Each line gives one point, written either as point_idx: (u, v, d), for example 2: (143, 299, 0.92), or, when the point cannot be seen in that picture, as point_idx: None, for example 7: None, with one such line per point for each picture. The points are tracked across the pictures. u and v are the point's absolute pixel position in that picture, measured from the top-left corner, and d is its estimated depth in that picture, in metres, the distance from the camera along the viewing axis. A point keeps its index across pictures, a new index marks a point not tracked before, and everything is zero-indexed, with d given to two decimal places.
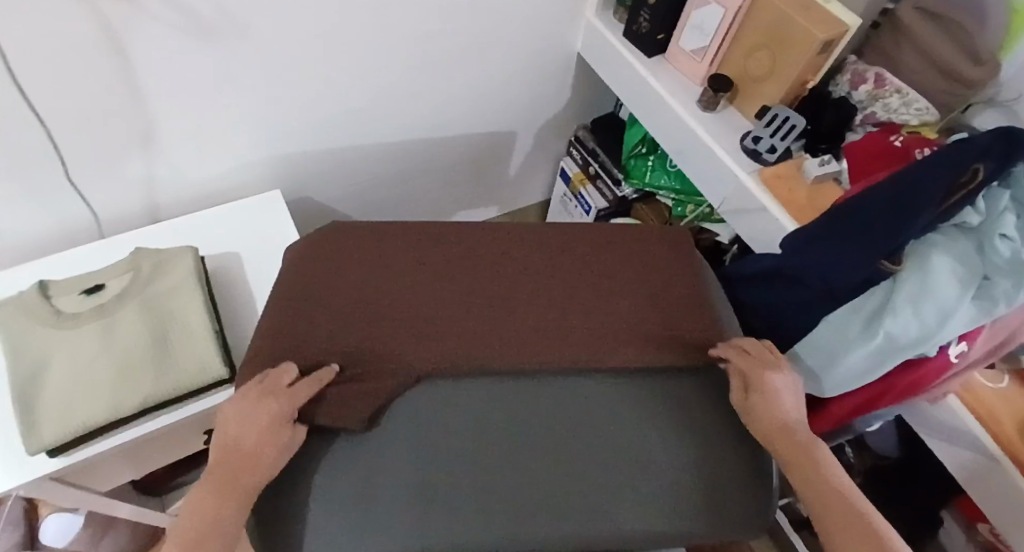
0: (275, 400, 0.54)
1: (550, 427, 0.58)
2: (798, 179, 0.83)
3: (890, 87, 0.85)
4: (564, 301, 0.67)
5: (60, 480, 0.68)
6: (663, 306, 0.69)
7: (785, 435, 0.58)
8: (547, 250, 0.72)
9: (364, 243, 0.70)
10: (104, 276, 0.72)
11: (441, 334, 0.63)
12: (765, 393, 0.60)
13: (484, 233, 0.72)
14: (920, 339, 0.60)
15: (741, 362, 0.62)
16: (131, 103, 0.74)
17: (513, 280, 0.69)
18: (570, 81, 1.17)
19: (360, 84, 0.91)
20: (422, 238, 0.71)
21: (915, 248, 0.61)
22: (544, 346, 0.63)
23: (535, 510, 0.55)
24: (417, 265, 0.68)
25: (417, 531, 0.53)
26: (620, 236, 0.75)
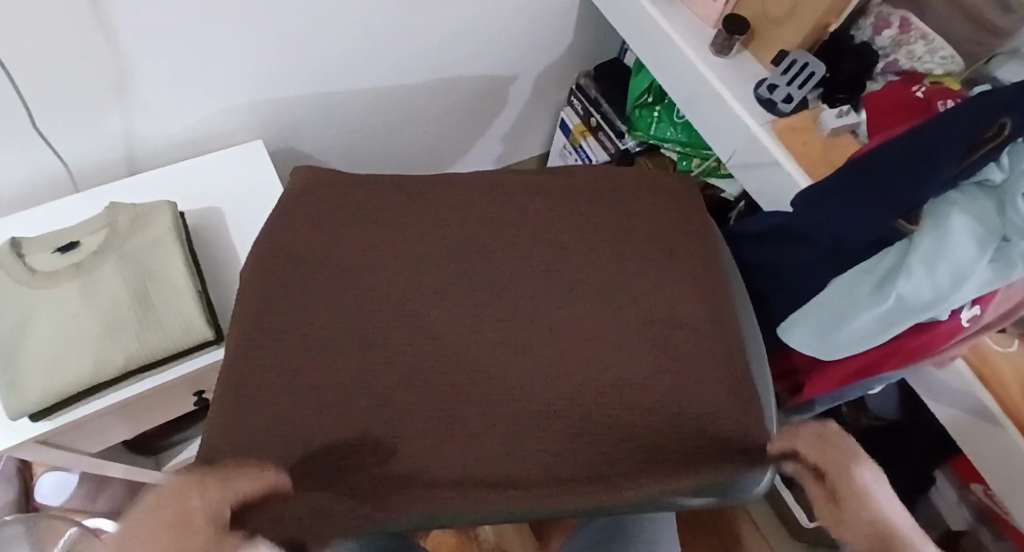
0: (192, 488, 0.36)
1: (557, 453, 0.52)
2: (813, 132, 0.79)
3: (915, 33, 0.79)
4: (549, 267, 0.65)
5: (49, 443, 0.68)
6: (655, 266, 0.66)
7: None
8: (537, 206, 0.68)
9: (338, 263, 0.62)
10: (79, 232, 0.69)
11: (427, 308, 0.61)
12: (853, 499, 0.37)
13: (478, 255, 0.65)
14: (935, 300, 0.57)
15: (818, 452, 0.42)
16: (101, 49, 0.69)
17: (496, 245, 0.65)
18: (573, 22, 1.10)
19: (351, 25, 0.85)
20: (409, 270, 0.63)
21: (934, 206, 0.57)
22: (555, 415, 0.55)
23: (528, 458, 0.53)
24: (400, 265, 0.63)
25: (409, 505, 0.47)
26: (615, 188, 0.72)
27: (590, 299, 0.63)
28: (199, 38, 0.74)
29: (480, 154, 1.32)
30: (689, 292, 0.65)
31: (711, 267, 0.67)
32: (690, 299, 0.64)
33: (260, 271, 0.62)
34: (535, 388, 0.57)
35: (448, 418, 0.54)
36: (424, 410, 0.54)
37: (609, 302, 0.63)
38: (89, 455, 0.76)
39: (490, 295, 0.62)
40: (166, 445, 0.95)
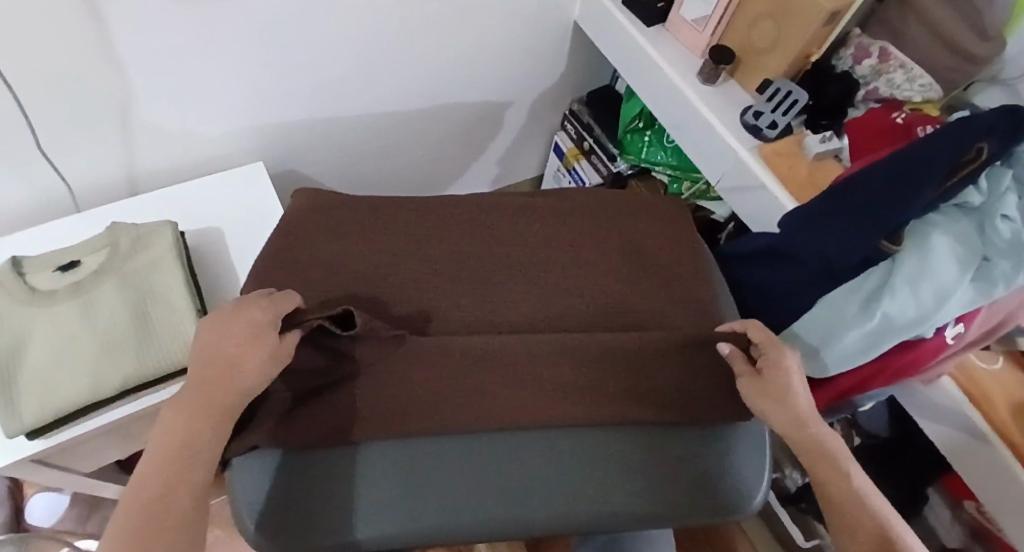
0: (253, 313, 0.52)
1: (553, 459, 0.55)
2: (799, 156, 0.81)
3: (894, 62, 0.82)
4: (542, 277, 0.66)
5: (42, 463, 0.67)
6: (643, 279, 0.68)
7: (801, 427, 0.55)
8: (534, 220, 0.71)
9: (341, 272, 0.64)
10: (80, 252, 0.69)
11: (437, 312, 0.62)
12: (782, 369, 0.57)
13: (480, 261, 0.67)
14: (920, 318, 0.59)
15: (757, 332, 0.60)
16: (104, 73, 0.70)
17: (489, 260, 0.67)
18: (566, 51, 1.13)
19: (351, 50, 0.88)
20: (415, 278, 0.64)
21: (916, 228, 0.59)
22: (560, 401, 0.56)
23: (523, 430, 0.56)
24: (410, 271, 0.65)
25: (398, 507, 0.52)
26: (605, 208, 0.73)
27: (582, 302, 0.65)
28: (202, 62, 0.76)
29: (476, 177, 1.34)
30: (677, 307, 0.67)
31: (704, 282, 0.70)
32: (684, 306, 0.67)
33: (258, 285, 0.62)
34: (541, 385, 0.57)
35: (464, 411, 0.55)
36: (443, 398, 0.55)
37: (599, 306, 0.65)
38: (81, 475, 0.75)
39: (486, 300, 0.64)
40: None
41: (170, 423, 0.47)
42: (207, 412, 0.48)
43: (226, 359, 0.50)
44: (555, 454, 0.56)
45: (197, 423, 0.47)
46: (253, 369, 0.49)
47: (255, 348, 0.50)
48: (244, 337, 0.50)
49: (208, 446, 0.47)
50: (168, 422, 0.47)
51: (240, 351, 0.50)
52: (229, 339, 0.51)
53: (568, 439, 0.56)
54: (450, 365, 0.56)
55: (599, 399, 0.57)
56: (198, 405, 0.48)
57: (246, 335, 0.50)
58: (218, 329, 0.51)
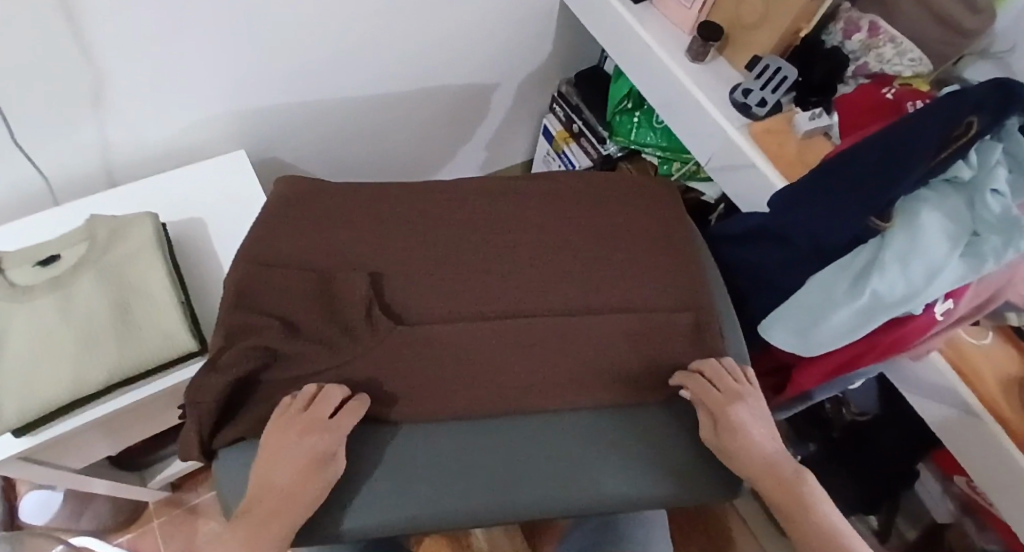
0: (317, 436, 0.51)
1: (540, 442, 0.56)
2: (788, 135, 0.81)
3: (884, 36, 0.80)
4: (528, 259, 0.65)
5: (31, 460, 0.67)
6: (629, 258, 0.67)
7: (768, 471, 0.54)
8: (524, 199, 0.70)
9: (328, 253, 0.63)
10: (59, 246, 0.69)
11: (424, 291, 0.62)
12: (735, 431, 0.55)
13: (470, 241, 0.66)
14: (908, 296, 0.57)
15: (703, 393, 0.57)
16: (75, 61, 0.68)
17: (474, 241, 0.66)
18: (554, 29, 1.11)
19: (334, 32, 0.86)
20: (403, 258, 0.64)
21: (906, 204, 0.59)
22: (541, 385, 0.57)
23: (507, 415, 0.57)
24: (397, 252, 0.64)
25: (387, 501, 0.52)
26: (589, 190, 0.72)
27: (568, 284, 0.64)
28: (176, 49, 0.75)
29: (465, 161, 1.33)
30: (668, 288, 0.66)
31: (691, 261, 0.69)
32: (675, 286, 0.66)
33: (235, 264, 0.62)
34: (524, 368, 0.57)
35: (447, 397, 0.56)
36: (428, 383, 0.56)
37: (585, 287, 0.64)
38: (71, 471, 0.75)
39: (473, 279, 0.63)
40: (149, 460, 0.95)
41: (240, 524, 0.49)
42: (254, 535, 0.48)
43: (288, 487, 0.49)
44: (542, 441, 0.56)
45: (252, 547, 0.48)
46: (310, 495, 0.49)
47: (319, 478, 0.50)
48: (308, 462, 0.50)
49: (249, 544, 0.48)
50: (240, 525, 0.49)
51: (297, 484, 0.49)
52: (292, 464, 0.50)
53: (553, 422, 0.57)
54: (435, 352, 0.57)
55: (583, 385, 0.58)
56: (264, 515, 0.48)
57: (308, 460, 0.50)
58: (286, 446, 0.51)
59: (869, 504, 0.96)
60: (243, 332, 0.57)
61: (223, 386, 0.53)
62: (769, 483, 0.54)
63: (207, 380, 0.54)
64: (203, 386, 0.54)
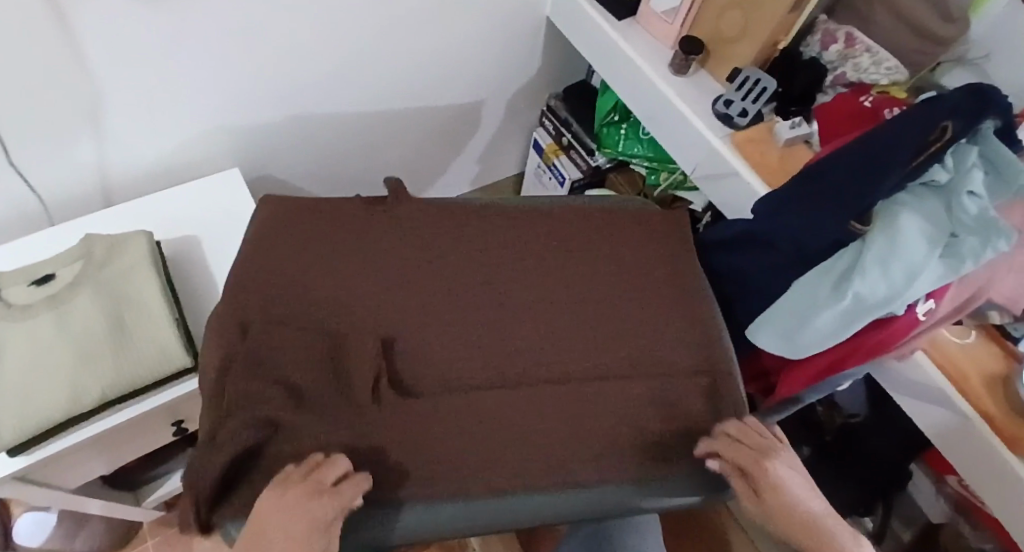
0: (318, 508, 0.46)
1: (546, 478, 0.54)
2: (770, 143, 0.82)
3: (860, 46, 0.84)
4: (534, 307, 0.64)
5: (25, 480, 0.67)
6: (641, 312, 0.66)
7: (816, 535, 0.53)
8: (525, 235, 0.69)
9: (325, 303, 0.61)
10: (55, 265, 0.69)
11: (428, 345, 0.60)
12: (776, 492, 0.53)
13: (475, 288, 0.65)
14: (889, 297, 0.58)
15: (738, 454, 0.55)
16: (72, 81, 0.70)
17: (477, 294, 0.64)
18: (540, 46, 1.14)
19: (326, 50, 0.88)
20: (404, 305, 0.62)
21: (884, 207, 0.60)
22: (557, 450, 0.55)
23: (518, 492, 0.53)
24: (397, 301, 0.62)
25: (382, 521, 0.51)
26: (595, 232, 0.71)
27: (579, 342, 0.63)
28: (167, 70, 0.76)
29: (457, 175, 1.35)
30: (676, 335, 0.65)
31: (679, 271, 0.70)
32: (667, 304, 0.67)
33: (223, 324, 0.58)
34: (539, 431, 0.56)
35: (460, 454, 0.54)
36: (442, 451, 0.53)
37: (598, 346, 0.63)
38: (65, 491, 0.75)
39: (478, 329, 0.62)
40: (144, 480, 0.95)
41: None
42: None
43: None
44: (557, 498, 0.54)
45: None
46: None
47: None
48: (302, 536, 0.46)
49: None
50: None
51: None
52: (286, 537, 0.46)
53: (570, 486, 0.54)
54: (442, 424, 0.55)
55: (596, 456, 0.56)
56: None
57: (303, 535, 0.46)
58: (280, 513, 0.46)
59: (863, 506, 0.97)
60: (243, 401, 0.53)
61: (219, 467, 0.49)
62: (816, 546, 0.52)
63: (203, 461, 0.50)
64: (200, 464, 0.50)
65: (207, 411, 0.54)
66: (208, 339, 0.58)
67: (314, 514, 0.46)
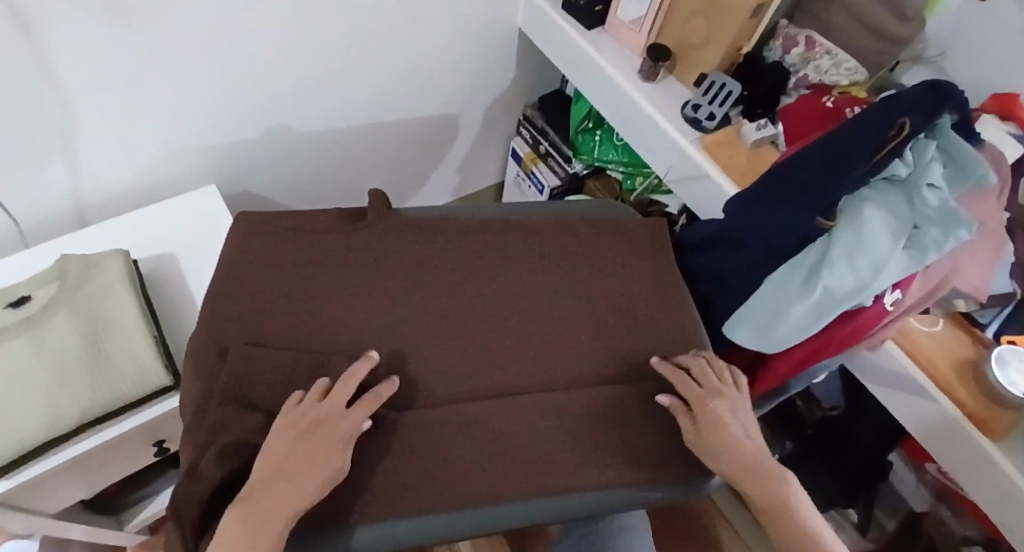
0: (330, 425, 0.51)
1: (534, 484, 0.55)
2: (738, 145, 0.85)
3: (820, 49, 0.86)
4: (516, 317, 0.65)
5: (6, 505, 0.66)
6: (622, 323, 0.67)
7: (747, 466, 0.56)
8: (503, 245, 0.69)
9: (303, 321, 0.61)
10: (30, 286, 0.69)
11: (410, 360, 0.60)
12: (715, 425, 0.57)
13: (455, 300, 0.65)
14: (858, 288, 0.60)
15: (686, 386, 0.59)
16: (45, 102, 0.70)
17: (460, 306, 0.64)
18: (513, 57, 1.15)
19: (301, 66, 0.89)
20: (383, 321, 0.62)
21: (848, 203, 0.62)
22: (545, 461, 0.56)
23: (505, 502, 0.54)
24: (377, 316, 0.62)
25: (373, 533, 0.51)
26: (575, 244, 0.72)
27: (562, 353, 0.63)
28: (141, 89, 0.76)
29: (437, 186, 1.36)
30: (656, 343, 0.66)
31: (655, 272, 0.71)
32: (645, 308, 0.68)
33: (202, 352, 0.57)
34: (528, 439, 0.57)
35: (448, 463, 0.54)
36: (432, 461, 0.54)
37: (582, 357, 0.63)
38: (47, 516, 0.74)
39: (459, 342, 0.62)
40: (127, 503, 0.94)
41: (218, 540, 0.46)
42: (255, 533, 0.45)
43: (294, 472, 0.48)
44: (545, 503, 0.55)
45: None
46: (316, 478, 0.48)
47: (326, 466, 0.49)
48: (321, 452, 0.50)
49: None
50: (228, 524, 0.46)
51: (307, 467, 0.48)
52: (303, 456, 0.49)
53: (556, 492, 0.55)
54: (431, 437, 0.55)
55: (586, 466, 0.57)
56: (257, 516, 0.46)
57: (322, 448, 0.50)
58: (295, 439, 0.50)
59: (847, 497, 0.98)
60: (222, 428, 0.52)
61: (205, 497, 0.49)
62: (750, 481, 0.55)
63: (187, 492, 0.50)
64: (188, 493, 0.50)
65: (190, 438, 0.54)
66: (187, 369, 0.58)
67: (333, 427, 0.51)
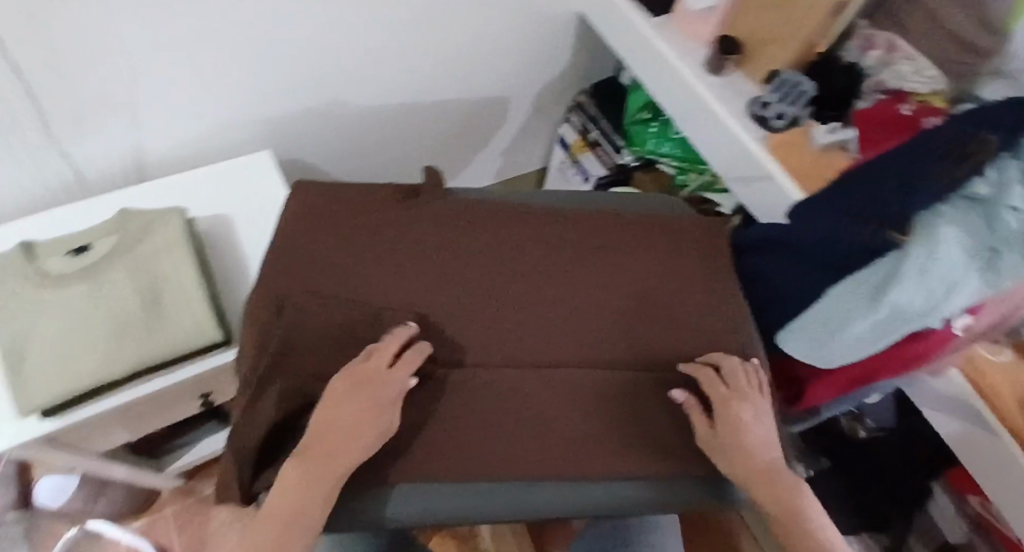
0: (378, 385, 0.52)
1: (562, 470, 0.57)
2: (806, 146, 0.81)
3: (901, 55, 0.83)
4: (567, 303, 0.64)
5: (56, 443, 0.68)
6: (674, 318, 0.65)
7: (765, 472, 0.56)
8: (559, 230, 0.68)
9: (358, 284, 0.60)
10: (90, 237, 0.70)
11: (459, 335, 0.60)
12: (735, 430, 0.57)
13: (507, 278, 0.64)
14: (926, 308, 0.56)
15: (711, 385, 0.58)
16: (107, 62, 0.70)
17: (509, 284, 0.63)
18: (570, 41, 1.13)
19: (355, 39, 0.88)
20: (435, 293, 0.61)
21: (923, 219, 0.55)
22: (576, 446, 0.58)
23: (533, 480, 0.57)
24: (430, 287, 0.61)
25: (424, 499, 0.56)
26: (632, 234, 0.70)
27: (608, 339, 0.62)
28: (198, 54, 0.76)
29: (482, 167, 1.34)
30: (705, 340, 0.64)
31: (714, 271, 0.69)
32: (698, 305, 0.66)
33: (259, 305, 0.57)
34: (560, 427, 0.58)
35: (490, 440, 0.57)
36: (475, 439, 0.57)
37: (628, 341, 0.62)
38: (92, 455, 0.76)
39: (509, 321, 0.61)
40: (168, 449, 0.96)
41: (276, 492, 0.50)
42: (314, 487, 0.50)
43: (347, 428, 0.51)
44: (567, 492, 0.58)
45: (305, 510, 0.49)
46: (367, 437, 0.51)
47: (378, 425, 0.52)
48: (370, 411, 0.52)
49: (309, 516, 0.50)
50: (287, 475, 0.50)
51: (358, 429, 0.51)
52: (353, 410, 0.51)
53: (584, 477, 0.58)
54: (473, 418, 0.57)
55: (620, 453, 0.59)
56: (308, 467, 0.50)
57: (372, 408, 0.52)
58: (345, 400, 0.52)
59: (888, 517, 0.97)
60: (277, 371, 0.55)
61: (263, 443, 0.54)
62: (767, 490, 0.56)
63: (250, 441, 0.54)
64: (246, 431, 0.54)
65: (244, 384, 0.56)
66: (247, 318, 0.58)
67: (382, 387, 0.52)
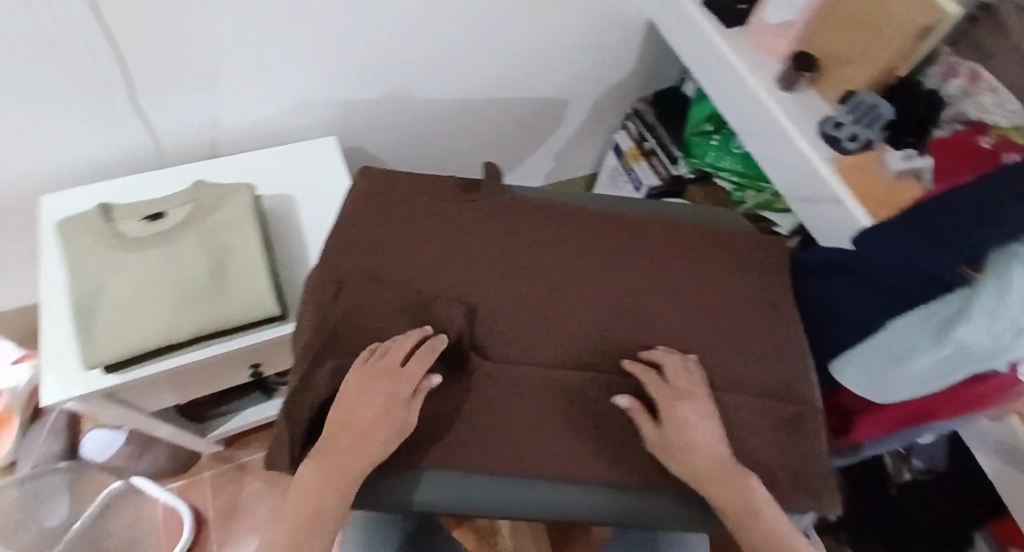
0: (392, 380, 0.53)
1: (580, 473, 0.57)
2: (877, 172, 0.79)
3: (985, 85, 0.77)
4: (611, 309, 0.63)
5: (112, 397, 0.72)
6: (721, 335, 0.64)
7: (719, 473, 0.53)
8: (610, 237, 0.68)
9: (410, 272, 0.61)
10: (166, 205, 0.74)
11: (501, 331, 0.60)
12: (683, 432, 0.54)
13: (553, 279, 0.64)
14: (996, 350, 0.53)
15: (654, 384, 0.56)
16: (193, 41, 0.74)
17: (555, 285, 0.64)
18: (634, 49, 1.12)
19: (424, 35, 0.89)
20: (483, 288, 0.62)
21: (999, 255, 0.52)
22: (597, 448, 0.57)
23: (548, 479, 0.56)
24: (477, 281, 0.62)
25: (448, 488, 0.56)
26: (685, 246, 0.69)
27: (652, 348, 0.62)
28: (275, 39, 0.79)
29: (535, 168, 1.35)
30: (753, 361, 0.63)
31: (769, 292, 0.68)
32: (750, 324, 0.65)
33: (317, 285, 0.59)
34: (583, 428, 0.57)
35: (519, 434, 0.57)
36: (503, 430, 0.57)
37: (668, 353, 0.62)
38: (143, 413, 0.80)
39: (551, 322, 0.61)
40: (213, 415, 1.00)
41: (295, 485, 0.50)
42: (336, 482, 0.50)
43: (364, 427, 0.51)
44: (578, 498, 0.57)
45: (328, 501, 0.49)
46: (382, 432, 0.51)
47: (388, 422, 0.52)
48: (382, 405, 0.52)
49: (332, 515, 0.50)
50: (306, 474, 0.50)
51: (375, 427, 0.51)
52: (367, 404, 0.52)
53: (601, 482, 0.57)
54: (500, 413, 0.57)
55: (632, 460, 0.57)
56: (326, 465, 0.50)
57: (381, 403, 0.52)
58: (361, 392, 0.52)
59: None
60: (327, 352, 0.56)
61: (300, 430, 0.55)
62: (717, 489, 0.52)
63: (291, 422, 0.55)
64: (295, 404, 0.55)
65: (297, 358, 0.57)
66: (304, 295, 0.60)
67: (395, 383, 0.53)
